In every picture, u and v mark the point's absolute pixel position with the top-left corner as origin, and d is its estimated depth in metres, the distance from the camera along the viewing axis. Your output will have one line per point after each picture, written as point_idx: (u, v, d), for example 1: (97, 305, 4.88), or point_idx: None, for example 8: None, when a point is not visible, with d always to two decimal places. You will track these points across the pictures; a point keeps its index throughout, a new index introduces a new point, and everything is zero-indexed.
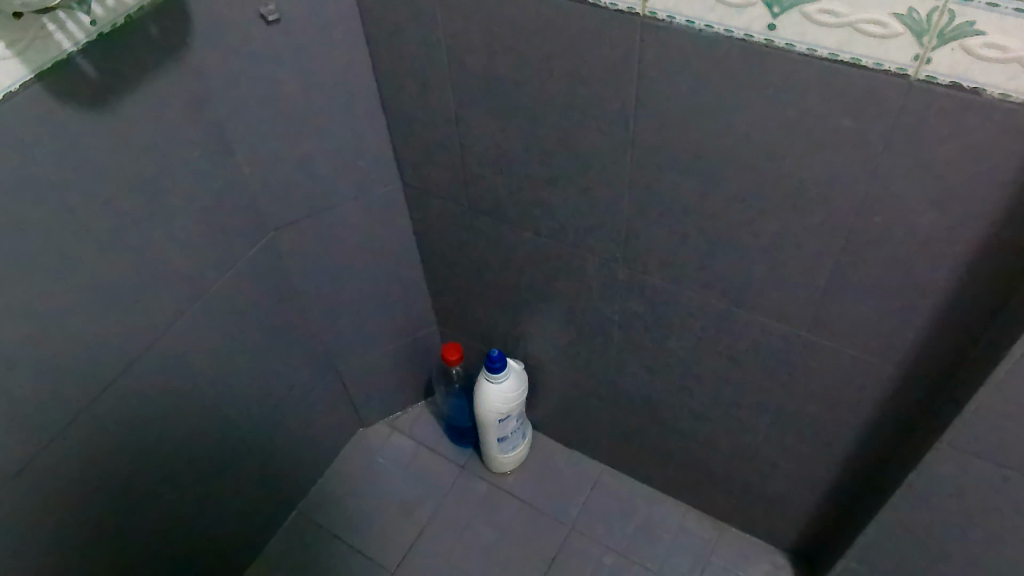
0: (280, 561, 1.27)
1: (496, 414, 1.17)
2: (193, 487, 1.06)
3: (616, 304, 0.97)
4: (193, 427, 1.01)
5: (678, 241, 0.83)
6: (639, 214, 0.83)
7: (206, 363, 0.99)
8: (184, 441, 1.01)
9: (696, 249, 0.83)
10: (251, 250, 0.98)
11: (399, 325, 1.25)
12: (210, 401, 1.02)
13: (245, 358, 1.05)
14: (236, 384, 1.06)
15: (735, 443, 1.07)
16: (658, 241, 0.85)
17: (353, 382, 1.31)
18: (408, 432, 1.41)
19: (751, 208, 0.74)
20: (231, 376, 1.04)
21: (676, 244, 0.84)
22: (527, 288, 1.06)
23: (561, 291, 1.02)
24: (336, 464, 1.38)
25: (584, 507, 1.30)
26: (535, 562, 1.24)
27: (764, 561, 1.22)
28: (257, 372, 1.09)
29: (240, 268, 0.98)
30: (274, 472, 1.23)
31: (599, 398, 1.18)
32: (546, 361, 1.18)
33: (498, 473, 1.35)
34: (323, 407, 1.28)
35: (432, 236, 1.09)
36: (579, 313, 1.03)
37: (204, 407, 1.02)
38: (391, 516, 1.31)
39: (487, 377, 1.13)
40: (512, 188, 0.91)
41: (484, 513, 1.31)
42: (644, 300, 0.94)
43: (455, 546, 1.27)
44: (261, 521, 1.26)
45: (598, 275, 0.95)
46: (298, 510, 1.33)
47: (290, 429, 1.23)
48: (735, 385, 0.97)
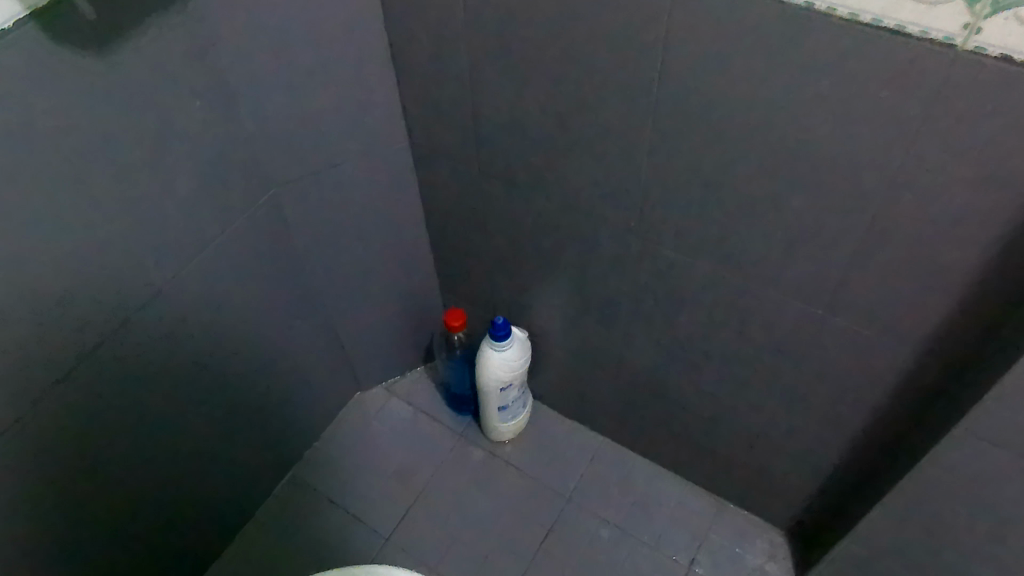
0: (274, 523, 1.26)
1: (498, 383, 1.15)
2: (185, 449, 1.04)
3: (627, 276, 0.95)
4: (187, 388, 0.99)
5: (695, 213, 0.80)
6: (657, 182, 0.80)
7: (202, 322, 0.96)
8: (176, 402, 0.99)
9: (713, 221, 0.80)
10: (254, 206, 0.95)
11: (401, 289, 1.22)
12: (204, 363, 1.00)
13: (244, 317, 1.03)
14: (233, 344, 1.04)
15: (741, 420, 1.05)
16: (674, 213, 0.82)
17: (352, 345, 1.29)
18: (406, 397, 1.40)
19: (775, 181, 0.71)
20: (227, 336, 1.02)
21: (693, 216, 0.81)
22: (535, 256, 1.03)
23: (570, 260, 0.99)
24: (332, 427, 1.37)
25: (582, 479, 1.29)
26: (531, 534, 1.23)
27: (763, 540, 1.21)
28: (253, 332, 1.06)
29: (242, 224, 0.95)
30: (268, 434, 1.22)
31: (603, 370, 1.16)
32: (551, 330, 1.16)
33: (496, 441, 1.33)
34: (320, 370, 1.26)
35: (439, 198, 1.06)
36: (587, 283, 1.01)
37: (199, 367, 0.99)
38: (387, 483, 1.30)
39: (490, 345, 1.11)
40: (525, 152, 0.88)
41: (481, 481, 1.29)
42: (656, 272, 0.91)
43: (451, 514, 1.26)
44: (256, 482, 1.24)
45: (610, 244, 0.92)
46: (293, 472, 1.32)
47: (287, 390, 1.21)
48: (745, 362, 0.95)
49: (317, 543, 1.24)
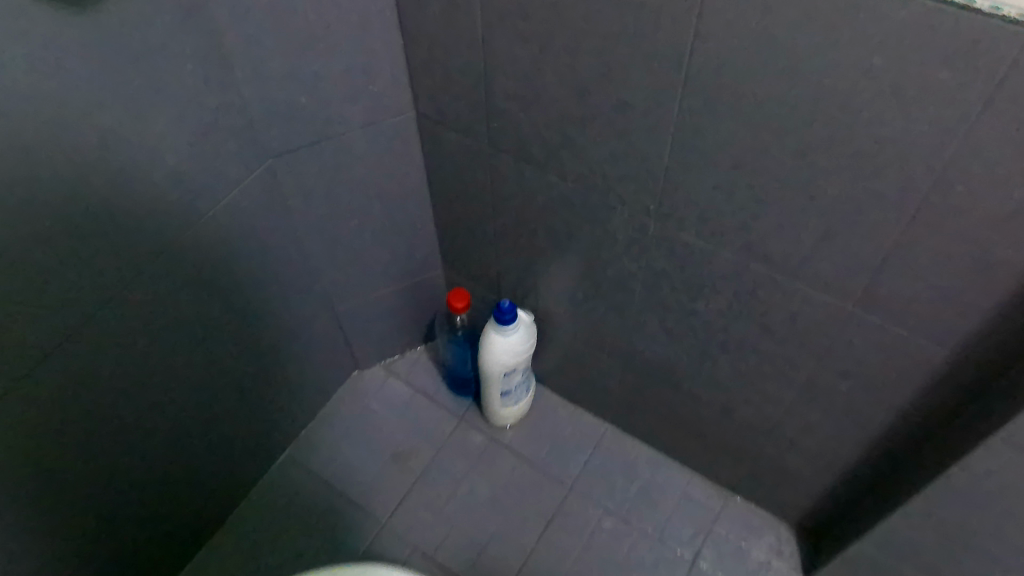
0: (266, 507, 1.22)
1: (502, 368, 1.10)
2: (172, 431, 1.00)
3: (643, 261, 0.90)
4: (174, 368, 0.94)
5: (721, 198, 0.75)
6: (681, 164, 0.75)
7: (191, 300, 0.91)
8: (162, 383, 0.94)
9: (740, 208, 0.75)
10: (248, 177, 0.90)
11: (402, 266, 1.17)
12: (193, 342, 0.95)
13: (235, 295, 0.98)
14: (223, 322, 0.99)
15: (755, 414, 1.01)
16: (698, 197, 0.77)
17: (350, 323, 1.24)
18: (405, 377, 1.35)
19: (812, 167, 0.66)
20: (218, 314, 0.97)
21: (719, 201, 0.76)
22: (545, 237, 0.98)
23: (582, 242, 0.94)
24: (328, 406, 1.32)
25: (585, 467, 1.25)
26: (531, 523, 1.20)
27: (770, 535, 1.18)
28: (245, 308, 1.01)
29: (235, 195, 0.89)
30: (262, 413, 1.17)
31: (611, 356, 1.11)
32: (557, 314, 1.11)
33: (497, 426, 1.29)
34: (317, 348, 1.22)
35: (445, 172, 1.01)
36: (599, 267, 0.96)
37: (187, 346, 0.95)
38: (383, 466, 1.26)
39: (496, 329, 1.06)
40: (540, 126, 0.83)
41: (481, 466, 1.25)
42: (674, 259, 0.86)
43: (449, 500, 1.22)
44: (249, 462, 1.20)
45: (626, 227, 0.87)
46: (287, 453, 1.27)
47: (282, 368, 1.16)
48: (763, 355, 0.90)
49: (309, 528, 1.20)
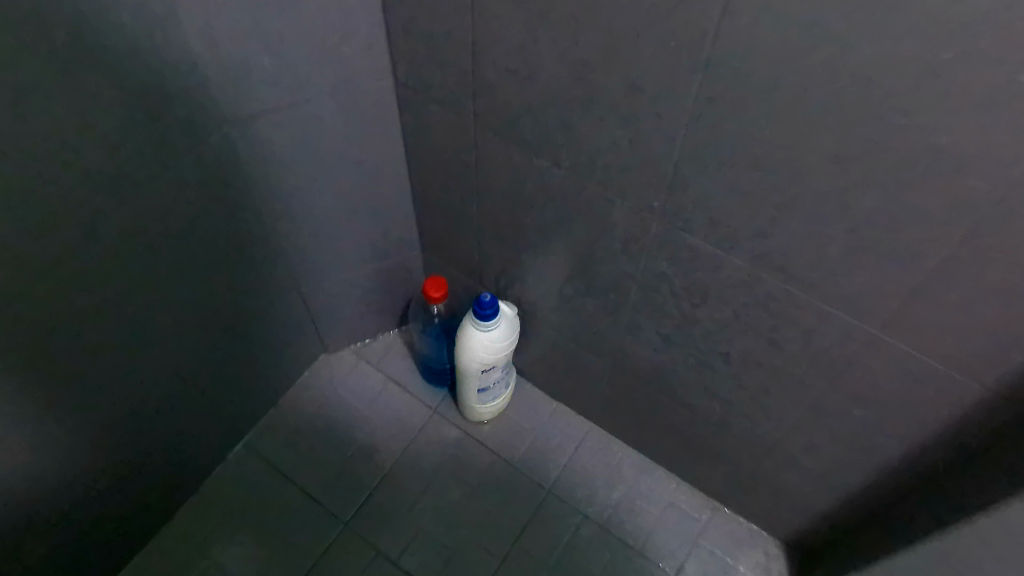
0: (219, 501, 1.13)
1: (480, 365, 1.02)
2: (109, 428, 0.90)
3: (640, 263, 0.81)
4: (113, 364, 0.84)
5: (735, 203, 0.66)
6: (691, 161, 0.65)
7: (132, 284, 0.80)
8: (98, 382, 0.84)
9: (755, 214, 0.65)
10: (208, 157, 0.78)
11: (376, 247, 1.07)
12: (137, 331, 0.84)
13: (187, 281, 0.88)
14: (174, 312, 0.88)
15: (753, 429, 0.93)
16: (708, 199, 0.68)
17: (319, 307, 1.14)
18: (377, 363, 1.26)
19: (847, 175, 0.57)
20: (166, 303, 0.86)
21: (732, 205, 0.66)
22: (533, 227, 0.88)
23: (574, 236, 0.84)
24: (292, 393, 1.23)
25: (565, 470, 1.17)
26: (506, 529, 1.12)
27: (758, 551, 1.11)
28: (200, 295, 0.91)
29: (189, 176, 0.78)
30: (219, 402, 1.08)
31: (599, 357, 1.03)
32: (543, 309, 1.02)
33: (473, 421, 1.21)
34: (282, 332, 1.12)
35: (426, 147, 0.91)
36: (591, 265, 0.87)
37: (130, 340, 0.84)
38: (348, 460, 1.17)
39: (475, 324, 0.97)
40: (533, 106, 0.73)
41: (454, 464, 1.17)
42: (675, 263, 0.77)
43: (418, 500, 1.14)
44: (203, 453, 1.11)
45: (625, 224, 0.77)
46: (244, 444, 1.18)
47: (241, 355, 1.06)
48: (769, 371, 0.82)
49: (265, 524, 1.12)
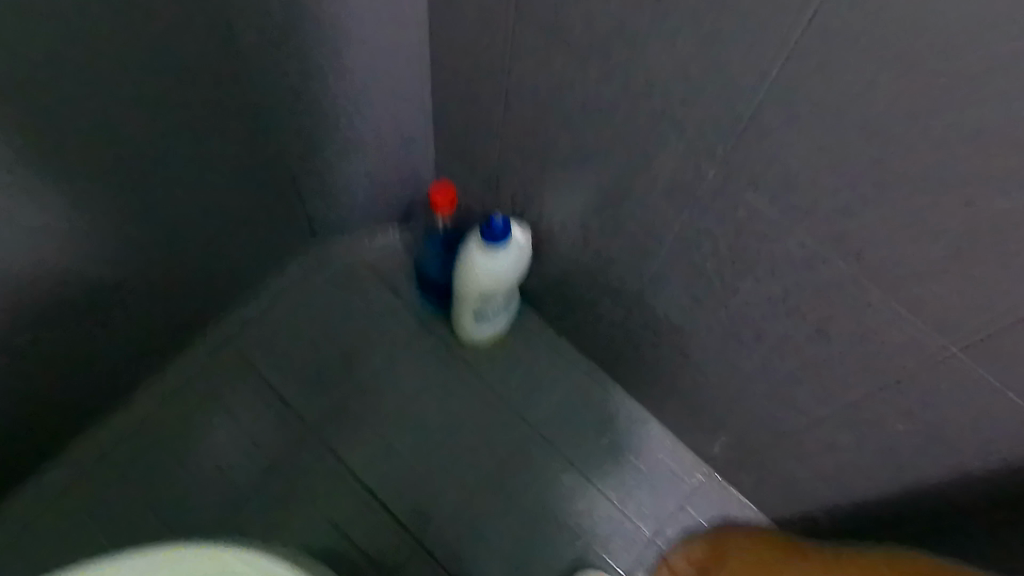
0: (182, 387, 1.07)
1: (479, 291, 0.91)
2: (52, 308, 0.81)
3: (681, 217, 0.68)
4: (52, 245, 0.73)
5: (816, 177, 0.53)
6: (772, 117, 0.52)
7: (88, 167, 0.68)
8: (39, 259, 0.74)
9: (839, 195, 0.52)
10: (176, 37, 0.64)
11: (387, 133, 0.95)
12: (90, 215, 0.74)
13: (151, 170, 0.75)
14: (133, 200, 0.77)
15: (769, 411, 0.83)
16: (784, 164, 0.54)
17: (314, 195, 1.02)
18: (370, 260, 1.15)
19: (978, 172, 0.44)
20: (129, 185, 0.75)
21: (811, 179, 0.53)
22: (565, 152, 0.75)
23: (611, 171, 0.71)
24: (274, 282, 1.13)
25: (554, 411, 1.09)
26: (481, 464, 1.06)
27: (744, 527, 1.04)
28: (168, 184, 0.79)
29: (151, 58, 0.64)
30: (189, 286, 0.98)
31: (614, 302, 0.92)
32: (560, 239, 0.90)
33: (464, 342, 1.11)
34: (267, 219, 1.00)
35: (459, 27, 0.77)
36: (624, 206, 0.74)
37: (77, 227, 0.73)
38: (325, 365, 1.10)
39: (481, 247, 0.85)
40: (588, 11, 0.58)
41: (437, 387, 1.10)
42: (724, 227, 0.65)
43: (392, 419, 1.08)
44: (169, 337, 1.03)
45: (675, 170, 0.64)
46: (216, 330, 1.10)
47: (218, 240, 0.96)
48: (808, 363, 0.70)
49: (227, 421, 1.06)
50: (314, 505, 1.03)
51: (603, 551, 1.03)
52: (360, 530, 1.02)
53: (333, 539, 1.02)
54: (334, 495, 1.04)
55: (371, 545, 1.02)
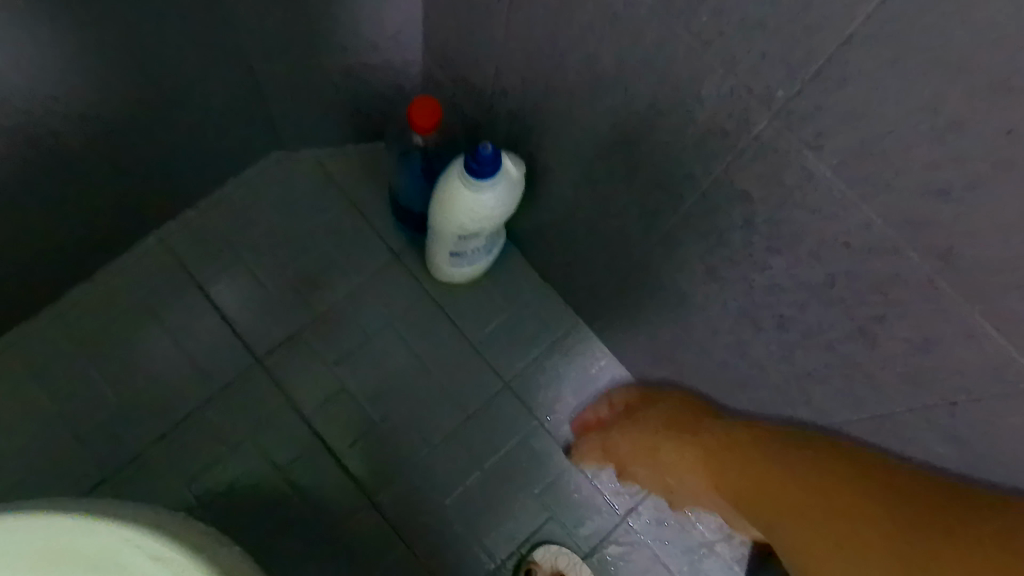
0: (114, 296, 0.95)
1: (458, 227, 0.78)
2: None
3: (714, 171, 0.55)
4: None
5: (917, 142, 0.40)
6: (872, 56, 0.38)
7: None
8: None
9: (943, 169, 0.39)
10: None
11: (366, 29, 0.79)
12: None
13: (52, 34, 0.62)
14: (29, 66, 0.63)
15: (779, 405, 0.72)
16: (872, 121, 0.41)
17: (277, 93, 0.87)
18: (340, 175, 1.01)
19: None
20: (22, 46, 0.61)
21: (909, 144, 0.40)
22: (575, 72, 0.61)
23: (629, 102, 0.57)
24: (229, 188, 0.99)
25: (532, 366, 0.98)
26: (445, 416, 0.96)
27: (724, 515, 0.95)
28: (78, 54, 0.65)
29: None
30: (122, 179, 0.85)
31: (613, 258, 0.79)
32: (559, 179, 0.77)
33: (438, 280, 0.99)
34: (220, 115, 0.86)
35: None
36: (643, 150, 0.61)
37: None
38: (278, 287, 0.97)
39: (463, 179, 0.72)
40: None
41: (403, 326, 0.97)
42: (769, 191, 0.52)
43: (349, 357, 0.96)
44: (102, 235, 0.91)
45: (713, 110, 0.51)
46: (158, 236, 0.97)
47: (157, 131, 0.82)
48: (841, 363, 0.59)
49: (161, 338, 0.94)
50: (252, 441, 0.92)
51: (570, 523, 0.94)
52: (303, 473, 0.92)
53: (270, 481, 0.91)
54: (275, 432, 0.93)
55: (313, 491, 0.92)
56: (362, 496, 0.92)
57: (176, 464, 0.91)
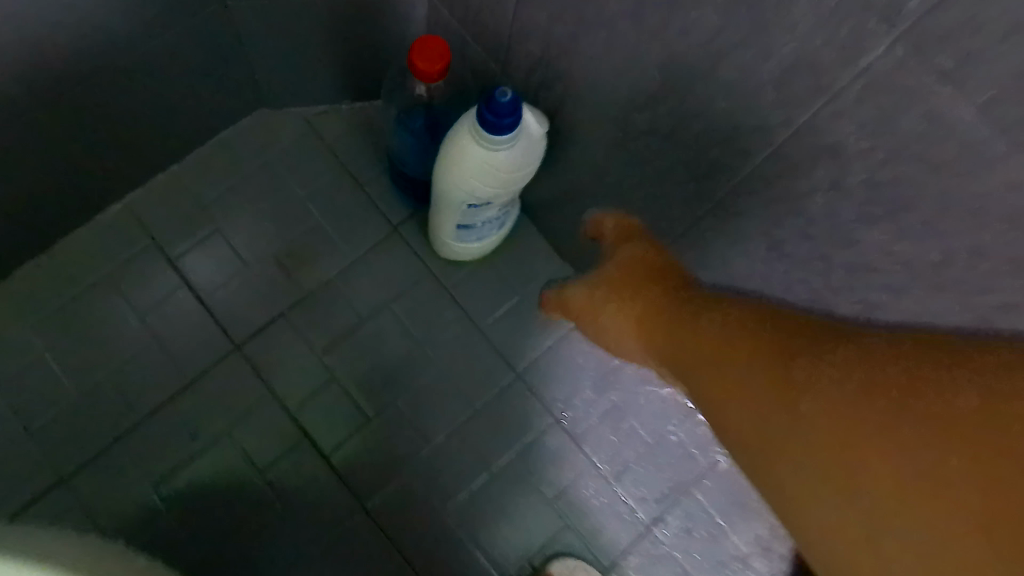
0: (73, 272, 0.84)
1: (467, 194, 0.67)
2: None
3: (799, 124, 0.44)
4: None
5: None
6: None
7: None
8: None
9: None
10: None
11: None
12: None
13: None
14: None
15: None
16: None
17: (260, 41, 0.75)
18: (332, 137, 0.89)
19: None
20: None
21: None
22: (618, 3, 0.49)
23: (686, 41, 0.46)
24: (205, 151, 0.88)
25: (546, 356, 0.86)
26: (447, 411, 0.85)
27: (761, 525, 0.85)
28: None
29: None
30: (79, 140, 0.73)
31: (648, 233, 0.68)
32: (588, 139, 0.65)
33: (441, 258, 0.87)
34: (194, 66, 0.74)
35: None
36: (702, 100, 0.49)
37: None
38: (260, 264, 0.86)
39: (477, 135, 0.61)
40: None
41: (402, 309, 0.86)
42: (877, 148, 0.40)
43: (340, 344, 0.85)
44: (58, 204, 0.79)
45: (802, 48, 0.40)
46: (125, 204, 0.86)
47: (118, 84, 0.70)
48: None
49: (127, 320, 0.83)
50: (227, 436, 0.82)
51: (588, 534, 0.83)
52: (285, 474, 0.81)
53: (250, 483, 0.81)
54: (255, 427, 0.82)
55: (295, 494, 0.81)
56: (352, 500, 0.82)
57: (141, 462, 0.80)
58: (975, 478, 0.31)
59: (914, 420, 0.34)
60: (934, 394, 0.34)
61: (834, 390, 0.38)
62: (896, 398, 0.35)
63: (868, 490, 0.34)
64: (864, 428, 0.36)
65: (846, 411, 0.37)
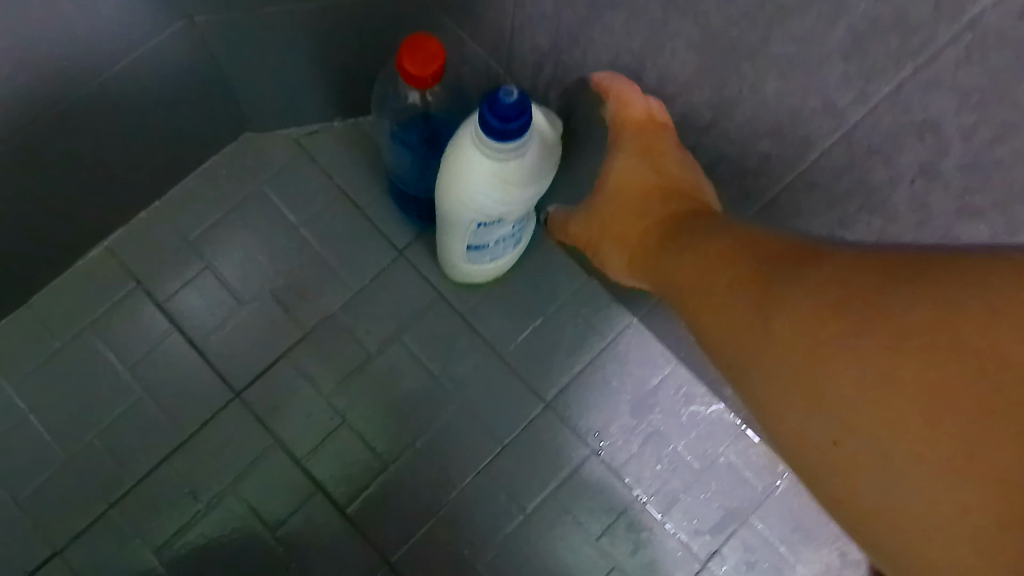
0: (57, 325, 0.77)
1: (474, 212, 0.59)
2: None
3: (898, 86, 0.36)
4: None
5: None
6: None
7: None
8: None
9: None
10: None
11: None
12: None
13: None
14: None
15: None
16: None
17: (241, 59, 0.68)
18: (327, 157, 0.82)
19: None
20: None
21: None
22: None
23: (736, 11, 0.38)
24: (190, 183, 0.80)
25: (578, 379, 0.78)
26: (473, 449, 0.77)
27: (830, 552, 0.76)
28: None
29: None
30: (52, 182, 0.66)
31: None
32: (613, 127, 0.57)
33: (454, 280, 0.79)
34: (172, 92, 0.67)
35: None
36: (764, 77, 0.41)
37: None
38: (258, 300, 0.79)
39: (480, 144, 0.53)
40: None
41: (417, 340, 0.78)
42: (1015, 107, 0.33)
43: (352, 383, 0.77)
44: (34, 252, 0.72)
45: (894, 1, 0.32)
46: (107, 245, 0.79)
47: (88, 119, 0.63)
48: None
49: (117, 373, 0.76)
50: (232, 493, 0.74)
51: None
52: (298, 530, 0.74)
53: (260, 543, 0.73)
54: (263, 481, 0.75)
55: (310, 552, 0.74)
56: (373, 554, 0.74)
57: (140, 527, 0.73)
58: (974, 452, 0.32)
59: (917, 375, 0.34)
60: (935, 353, 0.33)
61: (801, 294, 0.41)
62: (890, 342, 0.35)
63: (845, 397, 0.37)
64: (831, 316, 0.38)
65: (839, 328, 0.38)
